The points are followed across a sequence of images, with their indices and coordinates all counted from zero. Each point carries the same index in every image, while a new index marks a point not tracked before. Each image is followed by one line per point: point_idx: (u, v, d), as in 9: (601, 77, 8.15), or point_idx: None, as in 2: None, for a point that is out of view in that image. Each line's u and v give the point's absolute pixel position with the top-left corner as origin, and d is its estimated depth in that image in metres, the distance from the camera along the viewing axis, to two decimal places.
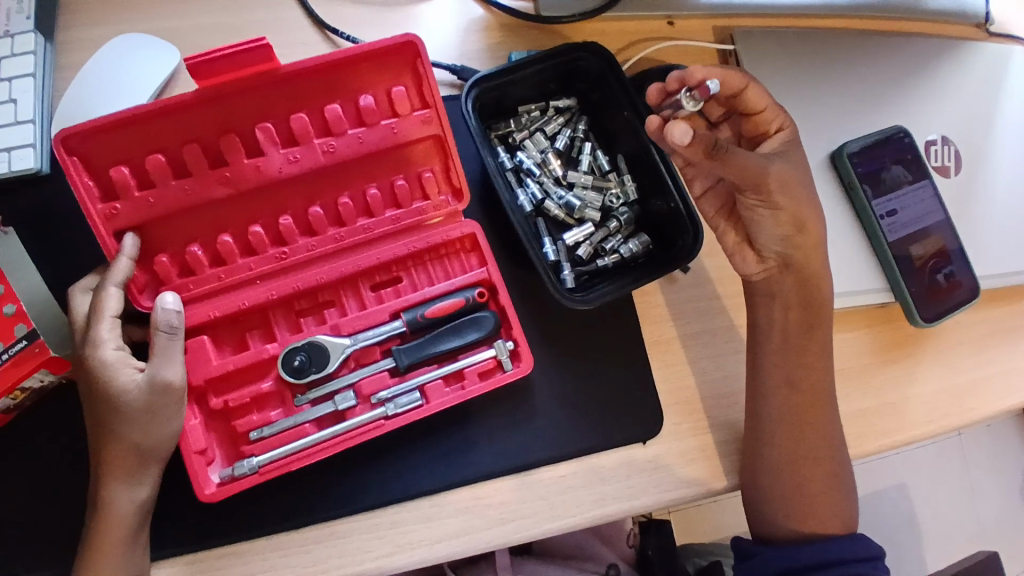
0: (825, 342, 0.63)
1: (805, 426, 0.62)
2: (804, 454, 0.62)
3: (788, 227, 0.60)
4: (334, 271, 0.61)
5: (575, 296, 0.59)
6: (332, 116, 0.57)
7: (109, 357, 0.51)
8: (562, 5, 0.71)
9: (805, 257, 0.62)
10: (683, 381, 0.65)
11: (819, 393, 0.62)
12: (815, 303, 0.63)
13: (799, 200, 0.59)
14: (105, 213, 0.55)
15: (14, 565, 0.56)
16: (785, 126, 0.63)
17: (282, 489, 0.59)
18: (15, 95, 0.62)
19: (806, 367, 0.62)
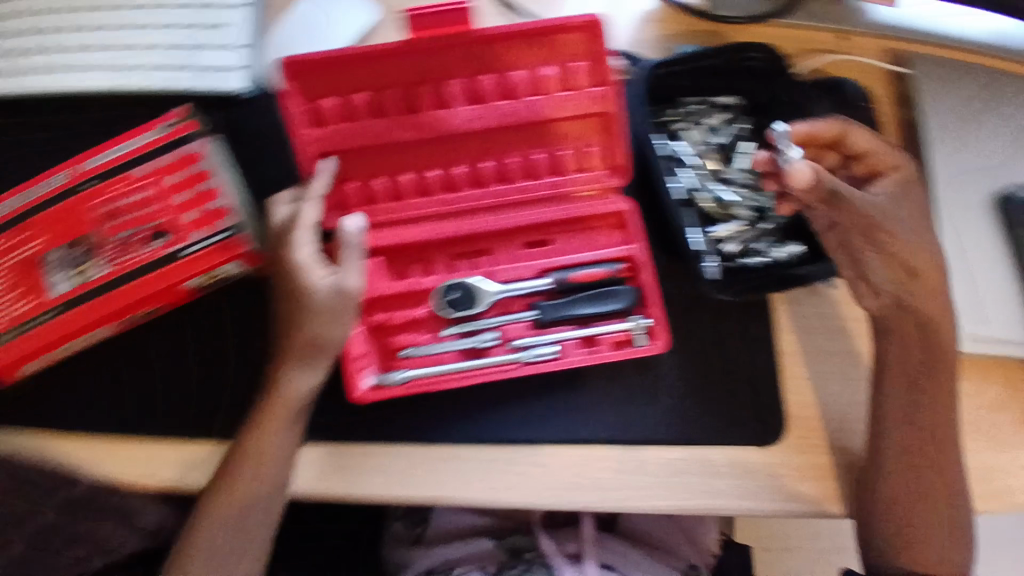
0: (954, 392, 0.61)
1: (922, 465, 0.60)
2: (922, 493, 0.61)
3: (902, 272, 0.60)
4: (491, 224, 0.65)
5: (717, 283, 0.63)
6: (513, 82, 0.60)
7: (305, 260, 0.60)
8: (736, 6, 0.71)
9: (925, 304, 0.60)
10: (803, 395, 0.65)
11: (946, 438, 0.60)
12: (940, 352, 0.60)
13: (907, 244, 0.60)
14: (308, 139, 0.61)
15: (189, 425, 0.67)
16: (899, 166, 0.62)
17: (415, 408, 0.67)
18: (232, 22, 0.71)
19: (929, 411, 0.60)
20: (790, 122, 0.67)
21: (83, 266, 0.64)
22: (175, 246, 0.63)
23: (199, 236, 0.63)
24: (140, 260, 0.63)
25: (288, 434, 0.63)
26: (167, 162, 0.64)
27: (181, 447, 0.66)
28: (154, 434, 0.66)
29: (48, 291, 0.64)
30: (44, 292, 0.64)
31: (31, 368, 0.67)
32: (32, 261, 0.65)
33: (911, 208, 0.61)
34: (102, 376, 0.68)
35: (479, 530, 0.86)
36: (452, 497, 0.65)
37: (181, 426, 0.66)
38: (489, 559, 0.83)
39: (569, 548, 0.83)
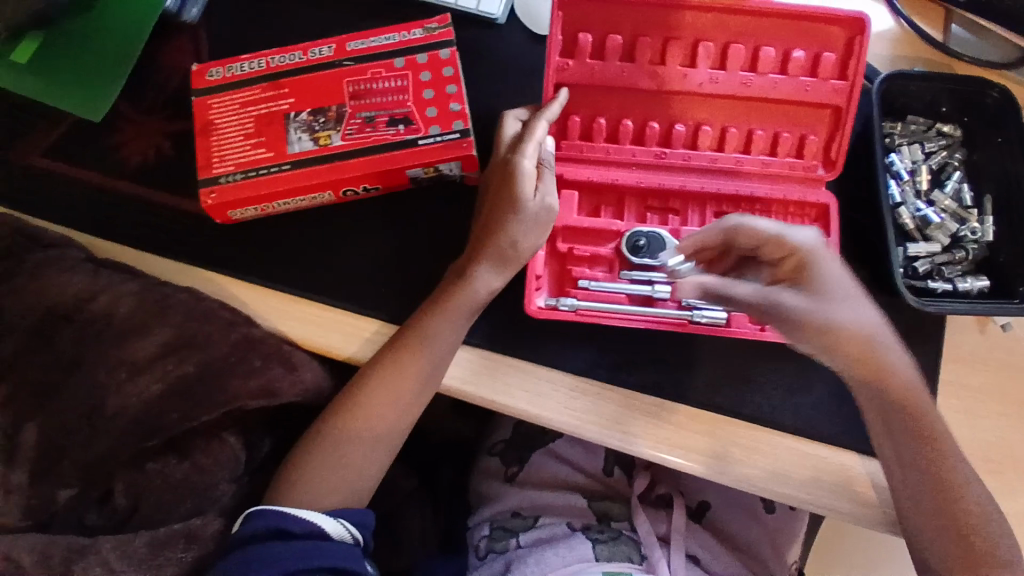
0: (936, 430, 0.57)
1: (960, 513, 0.56)
2: (961, 533, 0.56)
3: (853, 356, 0.58)
4: (698, 184, 0.69)
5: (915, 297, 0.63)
6: (763, 56, 0.64)
7: (527, 169, 0.64)
8: (968, 46, 0.73)
9: (883, 379, 0.58)
10: (966, 433, 0.63)
11: (954, 481, 0.56)
12: (918, 418, 0.57)
13: (814, 301, 0.58)
14: (558, 65, 0.66)
15: (364, 300, 0.71)
16: (819, 245, 0.60)
17: (572, 341, 0.69)
18: None
19: (941, 462, 0.57)
20: (1012, 161, 0.67)
21: (326, 132, 0.68)
22: (414, 134, 0.68)
23: (433, 130, 0.68)
24: (382, 138, 0.68)
25: (457, 326, 0.67)
26: (423, 61, 0.70)
27: (352, 322, 0.70)
28: (333, 302, 0.70)
29: (287, 146, 0.68)
30: (284, 145, 0.68)
31: (242, 216, 0.72)
32: (279, 115, 0.69)
33: (841, 271, 0.59)
34: (296, 239, 0.72)
35: (574, 486, 0.86)
36: (586, 433, 0.66)
37: (360, 301, 0.70)
38: (578, 515, 0.82)
39: (659, 530, 0.82)
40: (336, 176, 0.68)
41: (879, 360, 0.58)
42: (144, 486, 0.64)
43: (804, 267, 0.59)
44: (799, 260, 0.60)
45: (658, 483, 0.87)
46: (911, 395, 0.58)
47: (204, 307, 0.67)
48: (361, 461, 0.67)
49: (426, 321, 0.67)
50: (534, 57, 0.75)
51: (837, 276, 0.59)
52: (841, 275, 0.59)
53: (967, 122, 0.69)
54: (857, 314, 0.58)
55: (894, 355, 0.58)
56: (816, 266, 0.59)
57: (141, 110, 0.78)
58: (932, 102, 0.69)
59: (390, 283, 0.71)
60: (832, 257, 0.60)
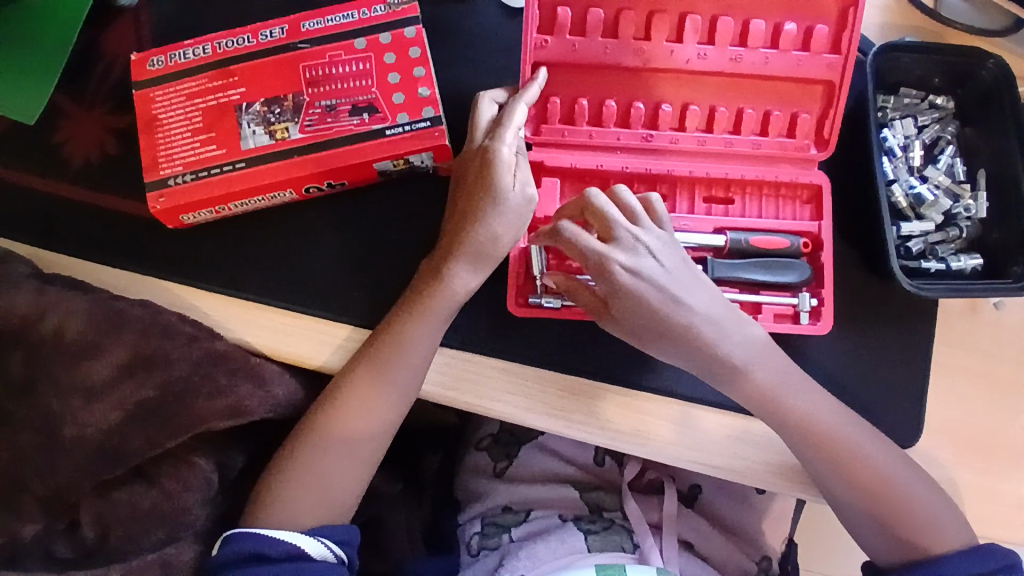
0: (821, 415, 0.58)
1: (872, 488, 0.57)
2: (876, 498, 0.57)
3: (700, 356, 0.58)
4: (687, 168, 0.65)
5: (912, 282, 0.61)
6: (753, 30, 0.61)
7: (506, 158, 0.59)
8: (959, 13, 0.70)
9: (744, 384, 0.58)
10: (959, 415, 0.62)
11: (851, 455, 0.57)
12: (802, 418, 0.57)
13: (628, 312, 0.58)
14: (536, 43, 0.62)
15: (331, 304, 0.65)
16: (615, 268, 0.56)
17: (559, 339, 0.65)
18: None
19: (841, 447, 0.57)
20: (1004, 134, 0.65)
21: (283, 124, 0.63)
22: (380, 123, 0.62)
23: (401, 119, 0.63)
24: (345, 130, 0.63)
25: (432, 330, 0.61)
26: (387, 41, 0.64)
27: (324, 329, 0.65)
28: (301, 309, 0.65)
29: (241, 141, 0.63)
30: (237, 142, 0.63)
31: (196, 220, 0.66)
32: (230, 107, 0.64)
33: (659, 273, 0.57)
34: (259, 241, 0.67)
35: (564, 478, 0.82)
36: (576, 433, 0.62)
37: (329, 307, 0.65)
38: (570, 508, 0.79)
39: (651, 518, 0.78)
40: (297, 172, 0.62)
41: (736, 363, 0.58)
42: (112, 515, 0.60)
43: (602, 286, 0.57)
44: (606, 280, 0.57)
45: (648, 469, 0.83)
46: (781, 393, 0.58)
47: (162, 321, 0.61)
48: (337, 479, 0.62)
49: (397, 325, 0.61)
50: (508, 34, 0.69)
51: (651, 291, 0.57)
52: (664, 288, 0.57)
53: (959, 96, 0.68)
54: (697, 316, 0.57)
55: (737, 343, 0.58)
56: (621, 294, 0.57)
57: (84, 105, 0.72)
58: (924, 75, 0.68)
59: (362, 285, 0.65)
60: (647, 262, 0.57)
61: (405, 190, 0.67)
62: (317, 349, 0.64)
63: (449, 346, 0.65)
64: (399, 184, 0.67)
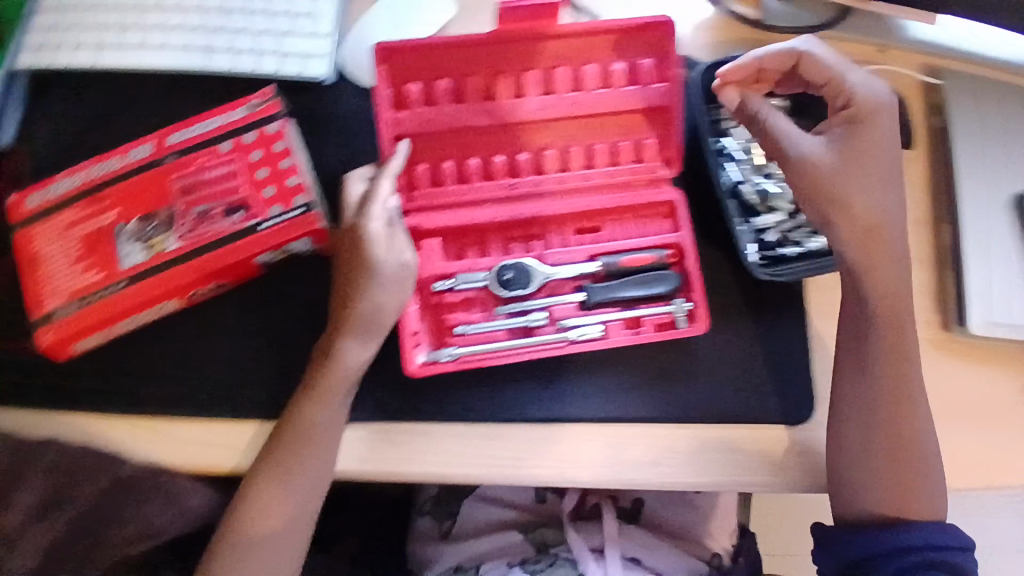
0: (864, 343, 0.64)
1: (892, 431, 0.64)
2: (902, 459, 0.64)
3: (867, 243, 0.62)
4: (554, 207, 0.69)
5: (767, 271, 0.67)
6: (587, 74, 0.67)
7: (375, 232, 0.62)
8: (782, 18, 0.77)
9: (870, 283, 0.63)
10: None
11: (909, 400, 0.64)
12: (893, 309, 0.64)
13: (880, 162, 0.62)
14: (391, 119, 0.65)
15: (237, 403, 0.66)
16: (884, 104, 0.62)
17: (465, 386, 0.68)
18: (318, 12, 0.74)
19: (852, 375, 0.65)
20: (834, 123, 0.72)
21: (159, 237, 0.65)
22: (254, 219, 0.65)
23: (273, 211, 0.65)
24: (222, 231, 0.65)
25: (336, 407, 0.63)
26: (251, 139, 0.67)
27: (233, 428, 0.65)
28: (210, 411, 0.65)
29: (119, 262, 0.64)
30: (116, 263, 0.64)
31: (87, 345, 0.66)
32: (106, 230, 0.65)
33: (886, 140, 0.62)
34: (157, 353, 0.67)
35: (510, 524, 0.83)
36: (499, 476, 0.66)
37: (237, 405, 0.66)
38: (517, 552, 0.80)
39: (593, 542, 0.80)
40: (182, 280, 0.64)
41: (839, 152, 0.62)
42: None
43: (867, 143, 0.62)
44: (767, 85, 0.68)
45: (589, 494, 0.85)
46: (841, 186, 0.62)
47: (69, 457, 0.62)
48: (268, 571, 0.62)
49: (301, 409, 0.63)
50: (368, 112, 0.73)
51: (877, 159, 0.62)
52: (883, 156, 0.62)
53: (791, 91, 0.74)
54: (874, 197, 0.62)
55: (829, 145, 0.63)
56: (871, 143, 0.62)
57: None
58: None
59: (265, 376, 0.66)
60: (886, 120, 0.62)
61: (293, 276, 0.68)
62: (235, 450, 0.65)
63: (362, 419, 0.67)
64: (283, 272, 0.68)
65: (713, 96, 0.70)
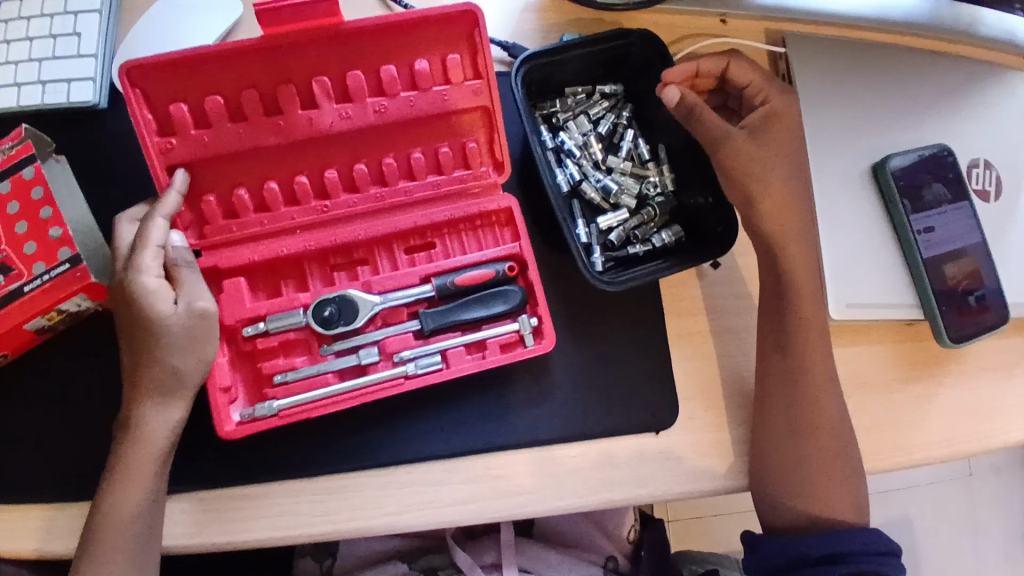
0: (785, 348, 0.64)
1: (816, 422, 0.64)
2: (818, 457, 0.63)
3: (776, 202, 0.63)
4: (373, 229, 0.62)
5: (604, 279, 0.62)
6: (387, 77, 0.59)
7: (149, 284, 0.54)
8: None
9: (786, 251, 0.64)
10: (704, 376, 0.69)
11: (825, 380, 0.64)
12: (808, 285, 0.64)
13: (788, 144, 0.65)
14: (160, 147, 0.57)
15: (38, 489, 0.58)
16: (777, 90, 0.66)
17: (303, 438, 0.62)
18: (79, 29, 0.64)
19: (780, 385, 0.64)
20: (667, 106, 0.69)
21: None
22: (17, 281, 0.55)
23: (36, 269, 0.55)
24: None
25: (149, 482, 0.56)
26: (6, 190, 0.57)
27: (37, 516, 0.58)
28: (9, 503, 0.58)
29: None
30: None
31: None
32: None
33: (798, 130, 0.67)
34: None
35: (390, 554, 0.80)
36: (349, 530, 0.61)
37: (37, 493, 0.58)
38: None
39: (486, 559, 0.80)
40: None
41: (762, 142, 0.64)
42: None
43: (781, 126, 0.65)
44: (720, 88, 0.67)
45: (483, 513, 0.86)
46: (773, 172, 0.63)
47: None
48: None
49: (107, 490, 0.56)
50: None
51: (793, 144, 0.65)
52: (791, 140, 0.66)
53: (627, 76, 0.72)
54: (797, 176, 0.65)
55: (760, 138, 0.64)
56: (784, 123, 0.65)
57: None
58: (588, 69, 0.70)
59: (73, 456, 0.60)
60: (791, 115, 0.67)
61: (91, 337, 0.61)
62: (42, 542, 0.58)
63: (187, 490, 0.60)
64: (78, 334, 0.61)
65: (546, 87, 0.70)
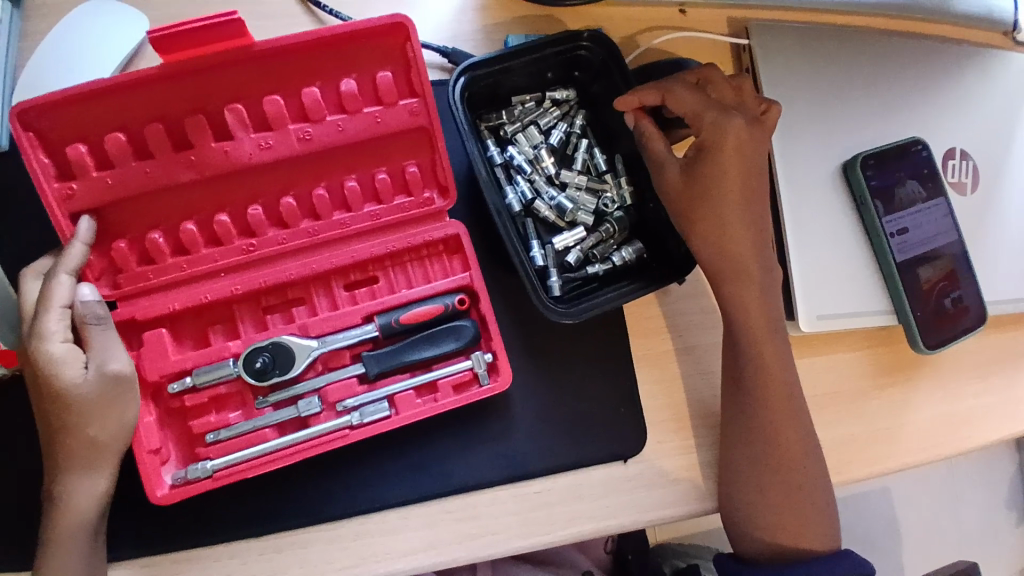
0: (740, 380, 0.61)
1: (781, 455, 0.60)
2: (790, 485, 0.60)
3: (717, 245, 0.58)
4: (306, 267, 0.57)
5: (559, 309, 0.58)
6: (310, 101, 0.54)
7: (54, 353, 0.49)
8: None
9: (732, 292, 0.60)
10: (672, 397, 0.65)
11: (790, 412, 0.60)
12: (762, 318, 0.60)
13: (739, 180, 0.59)
14: (60, 194, 0.51)
15: None
16: (732, 118, 0.58)
17: (244, 493, 0.57)
18: None
19: (738, 415, 0.61)
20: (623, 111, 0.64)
21: None
22: None
23: None
24: None
25: (82, 559, 0.51)
26: None
27: None
28: None
29: None
30: None
31: None
32: None
33: (760, 161, 0.59)
34: None
35: None
36: None
37: None
38: None
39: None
40: None
41: (731, 165, 0.58)
42: None
43: (727, 163, 0.58)
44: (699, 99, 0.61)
45: None
46: (727, 198, 0.58)
47: None
48: None
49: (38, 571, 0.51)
50: None
51: (743, 182, 0.59)
52: (746, 177, 0.59)
53: (580, 80, 0.67)
54: (749, 216, 0.59)
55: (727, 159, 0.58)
56: (729, 159, 0.58)
57: None
58: (536, 73, 0.65)
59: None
60: (757, 143, 0.59)
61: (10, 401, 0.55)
62: None
63: (122, 559, 0.55)
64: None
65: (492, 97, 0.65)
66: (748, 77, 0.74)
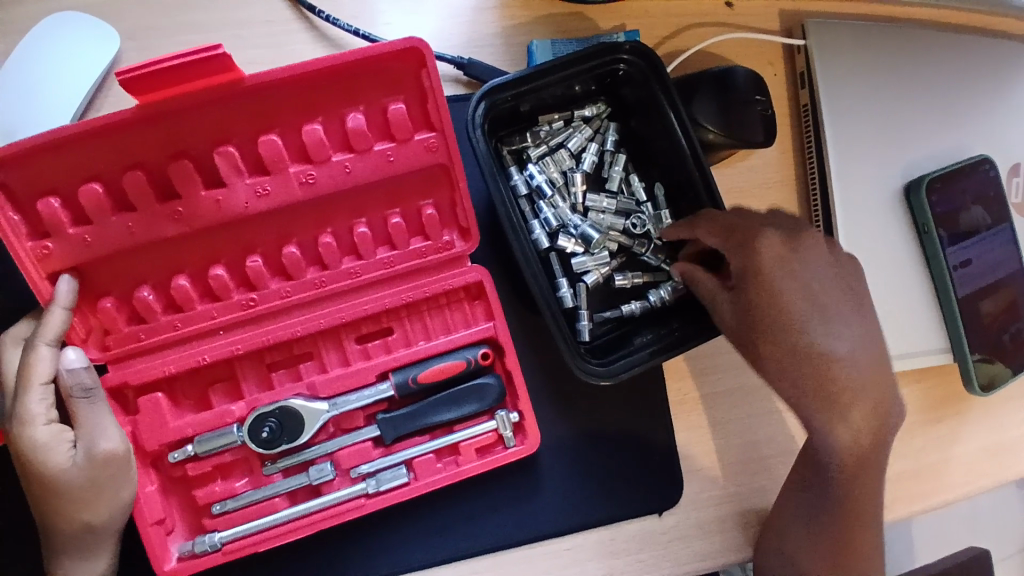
0: (820, 486, 0.54)
1: (847, 534, 0.54)
2: (846, 561, 0.55)
3: (808, 383, 0.50)
4: (313, 323, 0.52)
5: (596, 369, 0.52)
6: (312, 139, 0.46)
7: (38, 437, 0.44)
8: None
9: (831, 439, 0.51)
10: (709, 445, 0.61)
11: (870, 508, 0.54)
12: (865, 463, 0.52)
13: (805, 302, 0.50)
14: (35, 254, 0.45)
15: None
16: (762, 233, 0.51)
17: (259, 558, 0.55)
18: None
19: (805, 509, 0.54)
20: (662, 131, 0.56)
21: None
22: None
23: None
24: None
25: None
26: None
27: None
28: None
29: None
30: None
31: None
32: None
33: (812, 270, 0.51)
34: None
35: None
36: None
37: None
38: None
39: None
40: None
41: (778, 290, 0.50)
42: None
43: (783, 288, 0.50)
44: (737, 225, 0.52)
45: None
46: (794, 321, 0.50)
47: None
48: None
49: None
50: None
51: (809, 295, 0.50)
52: (816, 300, 0.51)
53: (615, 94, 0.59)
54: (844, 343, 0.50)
55: (792, 283, 0.50)
56: (785, 290, 0.50)
57: None
58: (566, 91, 0.57)
59: None
60: (800, 252, 0.51)
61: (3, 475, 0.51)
62: None
63: None
64: None
65: (515, 119, 0.59)
66: (802, 85, 0.66)
